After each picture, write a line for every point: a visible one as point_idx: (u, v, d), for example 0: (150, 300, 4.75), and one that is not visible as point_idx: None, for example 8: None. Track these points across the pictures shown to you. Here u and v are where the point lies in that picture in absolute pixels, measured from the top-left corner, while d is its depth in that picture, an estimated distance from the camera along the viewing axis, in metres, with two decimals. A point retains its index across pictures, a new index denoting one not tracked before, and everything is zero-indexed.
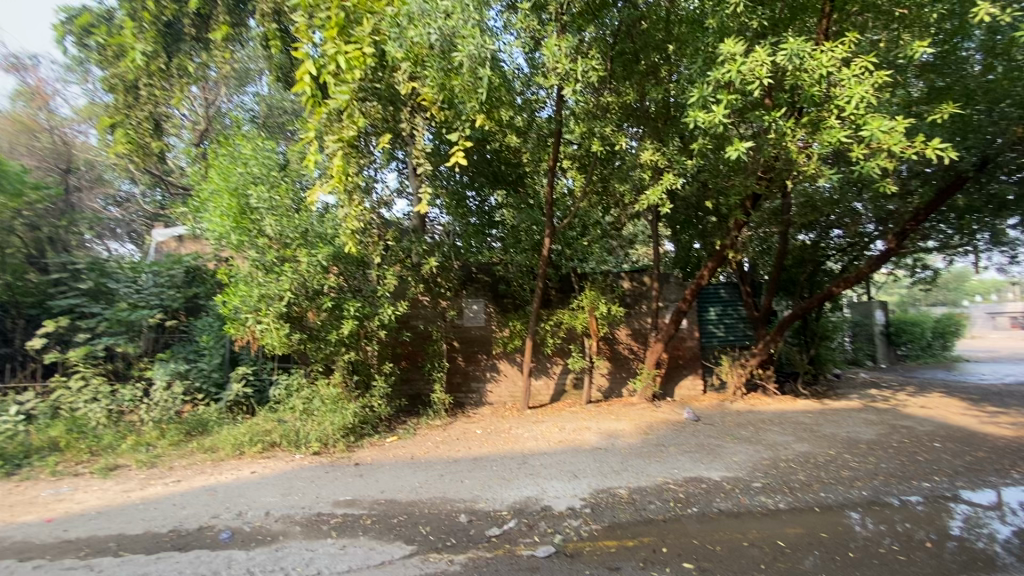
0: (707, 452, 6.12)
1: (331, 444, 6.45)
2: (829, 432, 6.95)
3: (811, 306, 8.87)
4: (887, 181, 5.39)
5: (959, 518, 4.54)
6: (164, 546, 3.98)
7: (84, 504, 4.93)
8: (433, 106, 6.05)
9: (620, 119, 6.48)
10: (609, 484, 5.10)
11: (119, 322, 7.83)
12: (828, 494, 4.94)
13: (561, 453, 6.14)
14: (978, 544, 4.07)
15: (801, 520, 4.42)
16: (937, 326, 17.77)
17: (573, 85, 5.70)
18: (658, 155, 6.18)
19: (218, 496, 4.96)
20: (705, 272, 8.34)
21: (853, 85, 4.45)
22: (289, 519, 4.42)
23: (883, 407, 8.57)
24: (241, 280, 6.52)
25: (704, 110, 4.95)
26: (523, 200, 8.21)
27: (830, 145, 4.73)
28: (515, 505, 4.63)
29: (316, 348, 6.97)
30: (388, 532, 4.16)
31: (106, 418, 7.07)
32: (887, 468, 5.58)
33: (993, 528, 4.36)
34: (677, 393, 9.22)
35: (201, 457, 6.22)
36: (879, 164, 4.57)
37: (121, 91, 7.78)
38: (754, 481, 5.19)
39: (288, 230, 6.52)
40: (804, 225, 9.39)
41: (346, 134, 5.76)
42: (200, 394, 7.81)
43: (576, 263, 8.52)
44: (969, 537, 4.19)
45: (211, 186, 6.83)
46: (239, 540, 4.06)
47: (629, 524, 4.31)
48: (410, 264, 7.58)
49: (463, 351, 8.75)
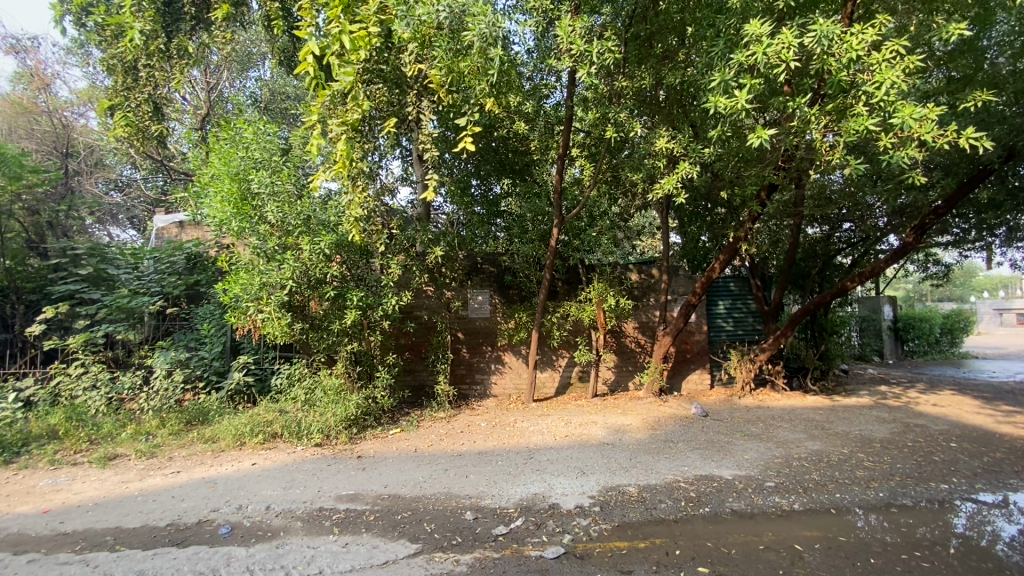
0: (717, 449, 5.98)
1: (334, 435, 6.27)
2: (840, 429, 6.81)
3: (823, 302, 8.65)
4: (914, 171, 5.13)
5: (962, 516, 4.48)
6: (162, 542, 3.86)
7: (81, 495, 4.82)
8: (441, 89, 5.77)
9: (634, 105, 6.23)
10: (618, 481, 4.97)
11: (119, 309, 7.76)
12: (844, 495, 4.79)
13: (569, 448, 6.01)
14: (985, 543, 3.98)
15: (817, 522, 4.29)
16: (946, 321, 17.46)
17: (587, 67, 5.32)
18: (674, 142, 5.78)
19: (219, 489, 4.85)
20: (716, 265, 8.15)
21: (883, 70, 4.22)
22: (290, 514, 4.30)
23: (895, 404, 8.40)
24: (243, 268, 6.38)
25: (726, 95, 4.68)
26: (530, 188, 8.11)
27: (856, 135, 4.49)
28: (522, 502, 4.50)
29: (318, 338, 6.86)
30: (391, 530, 4.03)
31: (106, 406, 6.97)
32: (903, 468, 5.44)
33: (998, 526, 4.29)
34: (684, 387, 9.10)
35: (201, 448, 6.12)
36: (909, 155, 4.33)
37: (118, 72, 7.54)
38: (767, 480, 5.05)
39: (289, 217, 6.34)
40: (815, 219, 9.26)
41: (350, 117, 5.49)
42: (200, 383, 7.68)
43: (583, 254, 8.23)
44: (972, 535, 4.12)
45: (213, 171, 6.69)
46: (238, 536, 3.95)
47: (639, 524, 4.18)
48: (415, 254, 7.41)
49: (467, 342, 8.63)
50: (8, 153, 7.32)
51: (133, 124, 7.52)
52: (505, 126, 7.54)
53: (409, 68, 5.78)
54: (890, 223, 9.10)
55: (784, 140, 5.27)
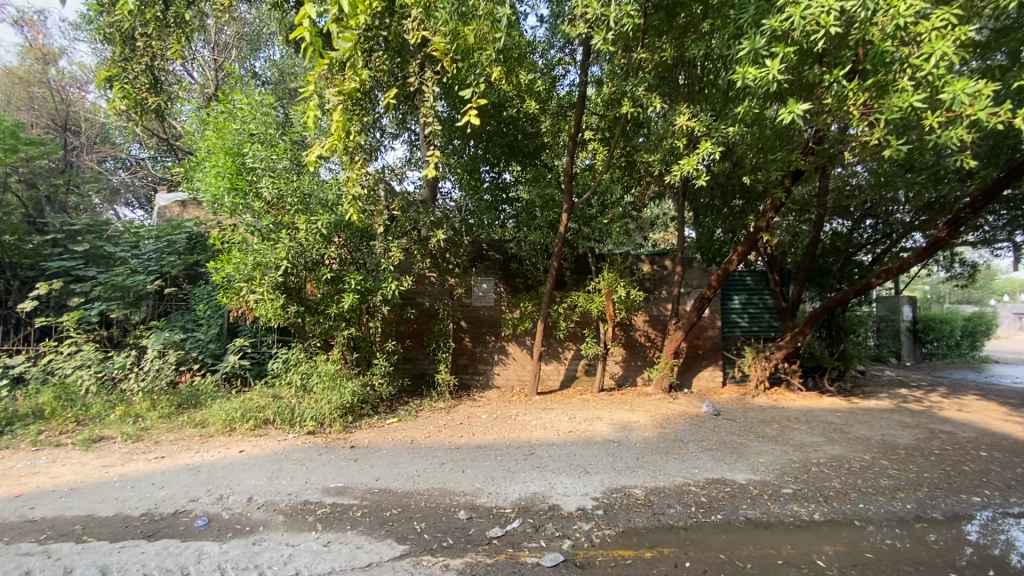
0: (730, 451, 5.64)
1: (327, 424, 5.99)
2: (861, 434, 6.42)
3: (846, 298, 8.22)
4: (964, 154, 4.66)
5: (975, 522, 4.28)
6: (133, 533, 3.62)
7: (58, 479, 4.60)
8: (445, 57, 5.38)
9: (655, 79, 5.79)
10: (623, 482, 4.64)
11: (114, 287, 7.57)
12: (868, 506, 4.44)
13: (572, 445, 5.70)
14: (1002, 554, 3.77)
15: (840, 536, 3.94)
16: (966, 325, 16.87)
17: (603, 32, 4.94)
18: (695, 120, 5.34)
19: (201, 477, 4.60)
20: (734, 257, 7.73)
21: (934, 41, 3.82)
22: (272, 507, 4.05)
23: (917, 408, 7.99)
24: (236, 246, 6.08)
25: (755, 66, 4.29)
26: (539, 173, 7.67)
27: (899, 114, 4.07)
28: (521, 502, 4.20)
29: (314, 322, 6.58)
30: (378, 528, 3.75)
31: (97, 386, 6.75)
32: (931, 478, 5.07)
33: (1014, 535, 4.09)
34: (694, 385, 8.72)
35: (190, 432, 5.90)
36: (959, 135, 3.92)
37: (116, 42, 7.27)
38: (784, 486, 4.71)
39: (286, 193, 6.08)
40: (838, 213, 8.85)
41: (348, 86, 5.16)
42: (196, 365, 7.46)
43: (594, 243, 7.86)
44: (987, 543, 3.92)
45: (206, 144, 6.40)
46: (214, 529, 3.70)
47: (646, 531, 3.87)
48: (417, 238, 7.07)
49: (471, 330, 8.35)
50: (2, 123, 7.20)
51: (131, 97, 7.42)
52: (514, 106, 7.29)
53: (411, 36, 5.39)
54: (916, 219, 8.66)
55: (815, 120, 4.88)
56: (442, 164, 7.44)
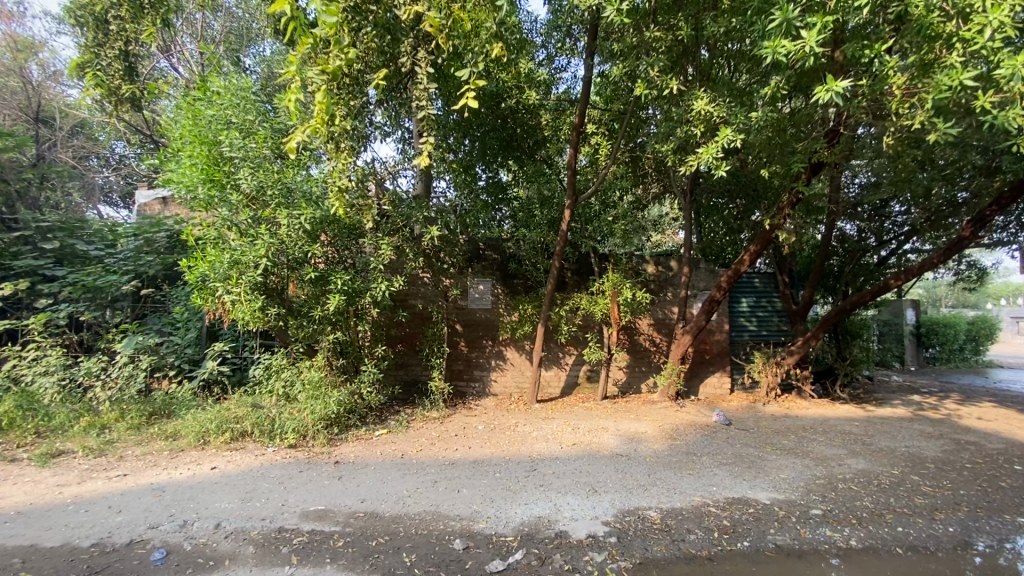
0: (748, 466, 5.21)
1: (311, 436, 5.52)
2: (884, 445, 6.01)
3: (862, 301, 7.85)
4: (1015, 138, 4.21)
5: (1017, 542, 3.87)
6: (78, 569, 3.13)
7: (4, 501, 4.09)
8: (440, 33, 4.90)
9: (668, 63, 5.36)
10: (636, 504, 4.19)
11: (84, 288, 7.09)
12: (909, 530, 4.00)
13: (577, 460, 5.24)
14: None
15: (883, 565, 3.51)
16: (971, 329, 16.49)
17: (616, 4, 4.52)
18: (714, 105, 4.92)
19: (165, 499, 4.12)
20: (746, 257, 7.32)
21: (989, 10, 3.41)
22: (242, 536, 3.56)
23: (936, 417, 7.60)
24: (210, 244, 5.59)
25: (786, 40, 3.89)
26: (540, 169, 7.26)
27: (946, 95, 3.66)
28: (524, 528, 3.74)
29: (298, 326, 6.07)
30: (362, 562, 3.27)
31: (60, 395, 6.10)
32: (969, 496, 4.65)
33: None
34: (702, 392, 8.29)
35: (159, 446, 5.40)
36: (1018, 115, 3.51)
37: (89, 26, 6.80)
38: (812, 507, 4.27)
39: (266, 185, 5.62)
40: (847, 213, 8.53)
41: (332, 65, 4.65)
42: (172, 371, 6.94)
43: (597, 242, 7.41)
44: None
45: (182, 134, 5.92)
46: (172, 564, 3.21)
47: (665, 562, 3.42)
48: (410, 235, 6.57)
49: (465, 335, 7.87)
50: None
51: (105, 85, 6.94)
52: (513, 96, 6.85)
53: (403, 11, 4.90)
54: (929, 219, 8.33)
55: (848, 104, 4.44)
56: (437, 160, 6.95)
